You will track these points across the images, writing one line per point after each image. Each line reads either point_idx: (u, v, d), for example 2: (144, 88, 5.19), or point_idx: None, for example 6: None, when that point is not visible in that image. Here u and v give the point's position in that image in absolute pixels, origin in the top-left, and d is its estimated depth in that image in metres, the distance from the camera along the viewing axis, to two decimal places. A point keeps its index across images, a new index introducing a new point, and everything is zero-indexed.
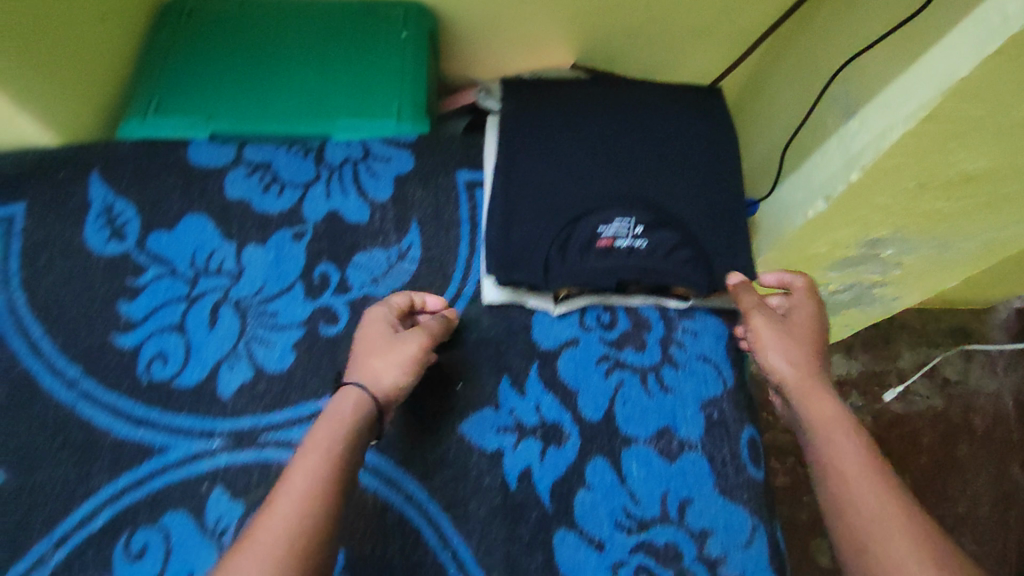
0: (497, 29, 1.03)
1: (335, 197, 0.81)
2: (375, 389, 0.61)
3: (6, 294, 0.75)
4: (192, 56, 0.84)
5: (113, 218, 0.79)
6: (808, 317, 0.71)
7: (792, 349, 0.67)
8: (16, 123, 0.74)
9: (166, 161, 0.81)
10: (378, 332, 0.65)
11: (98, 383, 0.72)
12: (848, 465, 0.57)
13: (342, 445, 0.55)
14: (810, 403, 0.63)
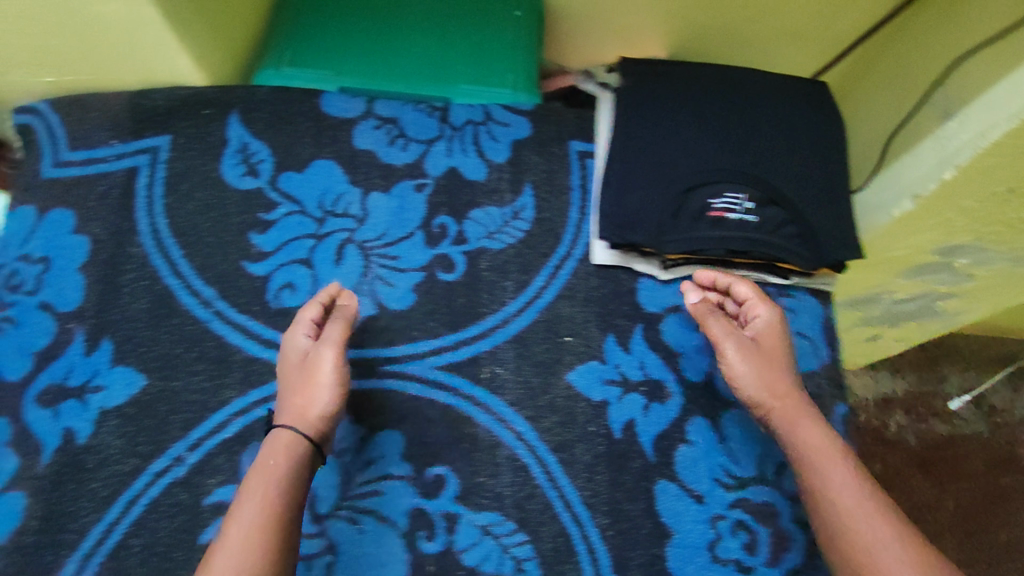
0: (599, 16, 1.07)
1: (455, 155, 0.83)
2: (297, 424, 0.63)
3: (151, 217, 0.80)
4: (322, 12, 0.87)
5: (248, 157, 0.83)
6: (768, 332, 0.70)
7: (764, 378, 0.68)
8: (175, 61, 0.81)
9: (301, 109, 0.85)
10: (291, 363, 0.67)
11: (231, 305, 0.76)
12: (842, 502, 0.59)
13: (285, 472, 0.60)
14: (795, 433, 0.65)
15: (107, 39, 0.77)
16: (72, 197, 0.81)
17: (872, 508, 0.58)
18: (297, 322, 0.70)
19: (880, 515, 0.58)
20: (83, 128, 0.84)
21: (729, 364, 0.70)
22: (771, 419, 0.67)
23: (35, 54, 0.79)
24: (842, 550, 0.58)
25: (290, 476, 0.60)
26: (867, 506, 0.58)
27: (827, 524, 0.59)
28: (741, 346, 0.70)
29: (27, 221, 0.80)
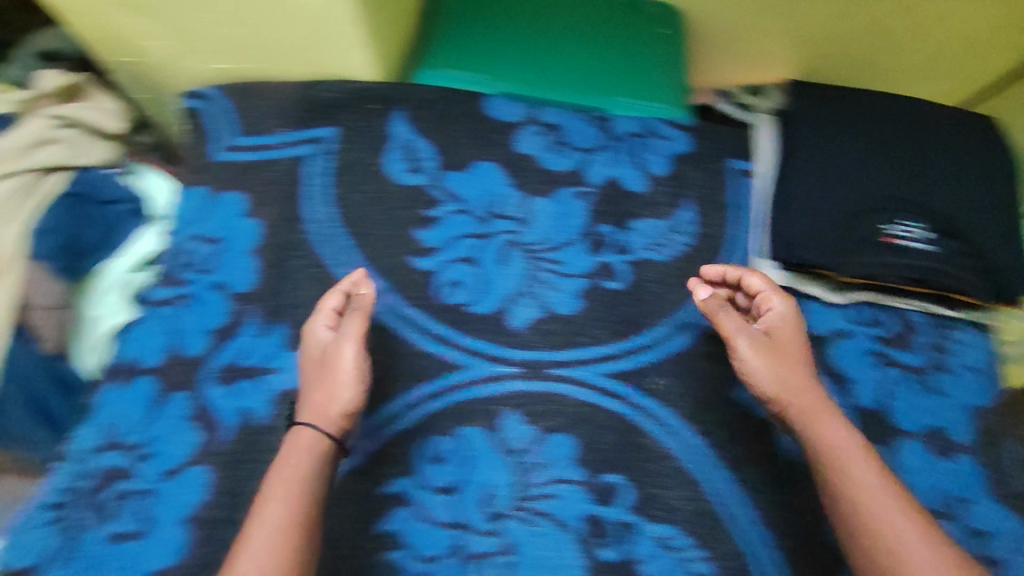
0: (737, 39, 1.06)
1: (618, 165, 0.83)
2: (319, 423, 0.62)
3: (318, 206, 0.81)
4: (479, 26, 0.93)
5: (412, 155, 0.84)
6: (782, 324, 0.68)
7: (786, 377, 0.65)
8: (351, 57, 0.82)
9: (467, 109, 0.85)
10: (313, 358, 0.67)
11: (399, 298, 0.76)
12: (874, 505, 0.56)
13: (308, 470, 0.59)
14: (812, 429, 0.62)
15: (293, 29, 0.79)
16: (246, 182, 0.82)
17: (895, 506, 0.56)
18: (315, 314, 0.69)
19: (899, 513, 0.56)
20: (254, 115, 0.86)
21: (743, 359, 0.67)
22: (789, 414, 0.64)
23: (225, 41, 0.83)
24: (865, 553, 0.55)
25: (310, 472, 0.59)
26: (886, 502, 0.56)
27: (848, 526, 0.57)
28: (757, 343, 0.67)
29: (202, 201, 0.82)
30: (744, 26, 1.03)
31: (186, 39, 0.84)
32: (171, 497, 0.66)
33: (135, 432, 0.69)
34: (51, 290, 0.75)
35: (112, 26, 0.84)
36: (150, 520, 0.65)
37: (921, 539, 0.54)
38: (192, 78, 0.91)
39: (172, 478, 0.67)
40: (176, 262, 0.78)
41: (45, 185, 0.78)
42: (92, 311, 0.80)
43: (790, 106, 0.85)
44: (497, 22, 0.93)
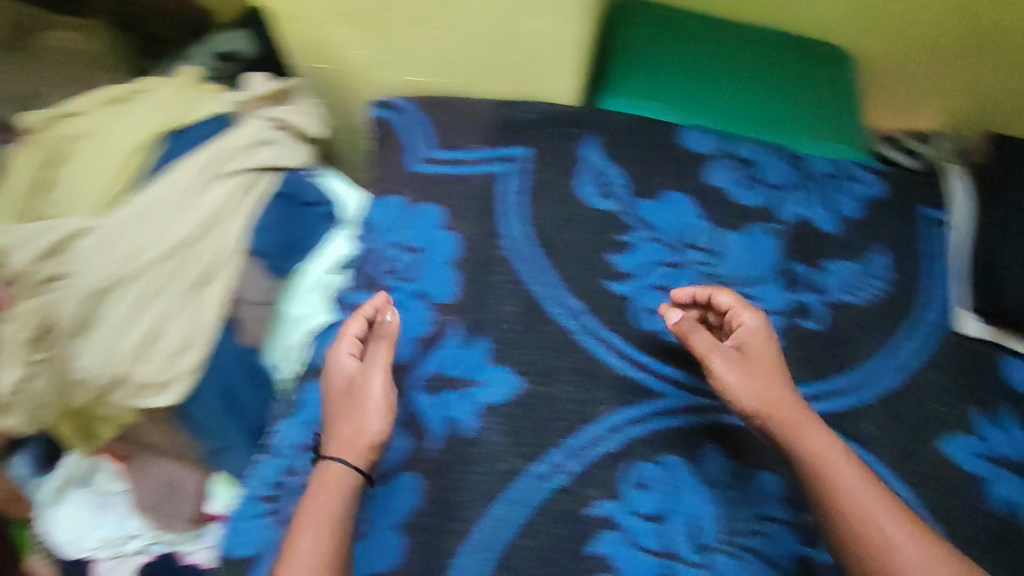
0: (898, 87, 1.05)
1: (812, 206, 0.84)
2: (349, 457, 0.66)
3: (515, 224, 0.82)
4: (656, 56, 0.92)
5: (605, 181, 0.85)
6: (755, 342, 0.70)
7: (762, 395, 0.66)
8: (562, 81, 0.86)
9: (661, 139, 0.87)
10: (342, 384, 0.72)
11: (600, 321, 0.77)
12: (876, 513, 0.59)
13: (335, 503, 0.63)
14: (799, 440, 0.64)
15: (510, 51, 0.82)
16: (442, 195, 0.85)
17: (884, 511, 0.59)
18: (339, 340, 0.73)
19: (889, 515, 0.58)
20: (449, 128, 0.88)
21: (722, 381, 0.68)
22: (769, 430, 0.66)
23: (431, 60, 0.86)
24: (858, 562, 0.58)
25: (335, 503, 0.63)
26: (881, 508, 0.59)
27: (840, 533, 0.60)
28: (732, 365, 0.68)
29: (397, 210, 0.85)
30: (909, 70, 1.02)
31: (391, 53, 0.87)
32: (388, 502, 0.69)
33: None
34: (261, 286, 0.78)
35: (320, 35, 0.87)
36: (368, 522, 0.68)
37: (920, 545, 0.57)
38: (376, 87, 0.93)
39: (381, 483, 0.70)
40: (378, 271, 0.82)
41: (263, 184, 0.80)
42: (291, 310, 0.82)
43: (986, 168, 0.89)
44: (670, 52, 0.92)
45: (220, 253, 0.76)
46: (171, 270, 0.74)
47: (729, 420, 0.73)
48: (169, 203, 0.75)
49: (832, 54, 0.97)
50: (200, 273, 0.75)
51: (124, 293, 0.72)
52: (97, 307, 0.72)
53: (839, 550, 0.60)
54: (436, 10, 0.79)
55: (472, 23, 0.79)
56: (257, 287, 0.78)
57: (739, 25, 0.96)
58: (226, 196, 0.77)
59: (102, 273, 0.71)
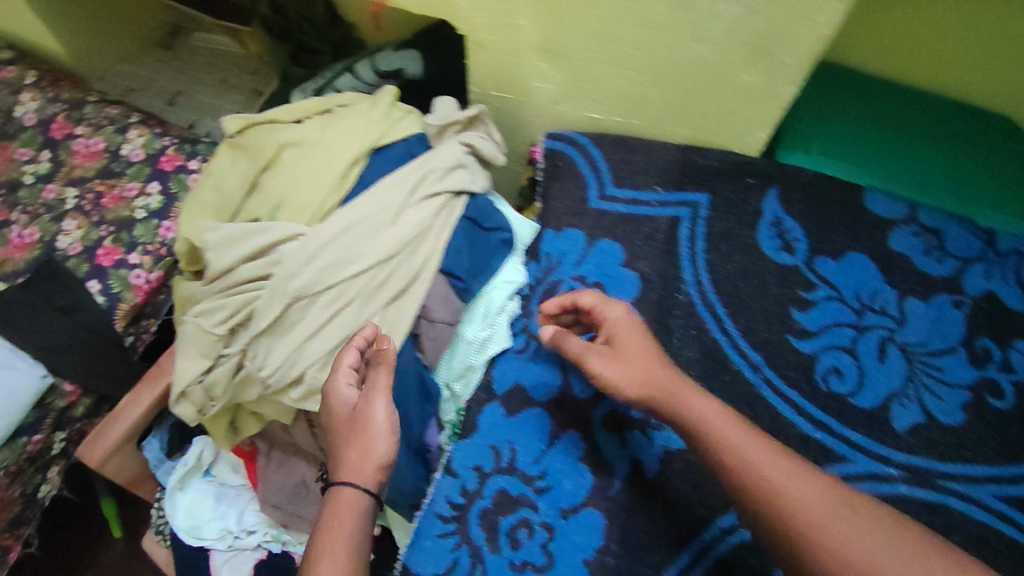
0: None
1: (995, 279, 0.83)
2: (359, 479, 0.64)
3: (694, 271, 0.84)
4: (831, 107, 0.91)
5: (783, 233, 0.86)
6: (620, 326, 0.69)
7: (641, 371, 0.64)
8: (752, 134, 0.84)
9: (845, 200, 0.87)
10: (347, 413, 0.67)
11: (780, 375, 0.78)
12: (743, 456, 0.56)
13: (354, 529, 0.61)
14: (682, 406, 0.62)
15: (706, 99, 0.81)
16: (622, 232, 0.86)
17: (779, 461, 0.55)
18: (338, 367, 0.70)
19: (774, 457, 0.55)
20: (627, 169, 0.90)
21: (608, 370, 0.66)
22: (659, 409, 0.63)
23: (619, 98, 0.87)
24: (784, 533, 0.52)
25: (355, 525, 0.61)
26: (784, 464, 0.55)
27: (764, 508, 0.53)
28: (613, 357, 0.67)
29: (579, 243, 0.87)
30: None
31: (577, 87, 0.88)
32: (570, 536, 0.69)
33: (531, 463, 0.73)
34: (445, 305, 0.79)
35: (510, 69, 0.89)
36: (553, 555, 0.68)
37: (823, 491, 0.53)
38: (556, 120, 0.96)
39: (566, 516, 0.70)
40: None
41: (454, 206, 0.82)
42: (466, 332, 0.82)
43: None
44: (846, 105, 0.92)
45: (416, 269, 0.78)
46: (368, 282, 0.76)
47: (726, 548, 0.67)
48: (372, 216, 0.77)
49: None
50: (396, 288, 0.77)
51: (324, 299, 0.75)
52: (298, 310, 0.76)
53: (760, 529, 0.54)
54: (637, 54, 0.79)
55: (674, 73, 0.79)
56: (443, 306, 0.79)
57: (937, 93, 0.94)
58: (425, 215, 0.79)
59: (308, 278, 0.74)
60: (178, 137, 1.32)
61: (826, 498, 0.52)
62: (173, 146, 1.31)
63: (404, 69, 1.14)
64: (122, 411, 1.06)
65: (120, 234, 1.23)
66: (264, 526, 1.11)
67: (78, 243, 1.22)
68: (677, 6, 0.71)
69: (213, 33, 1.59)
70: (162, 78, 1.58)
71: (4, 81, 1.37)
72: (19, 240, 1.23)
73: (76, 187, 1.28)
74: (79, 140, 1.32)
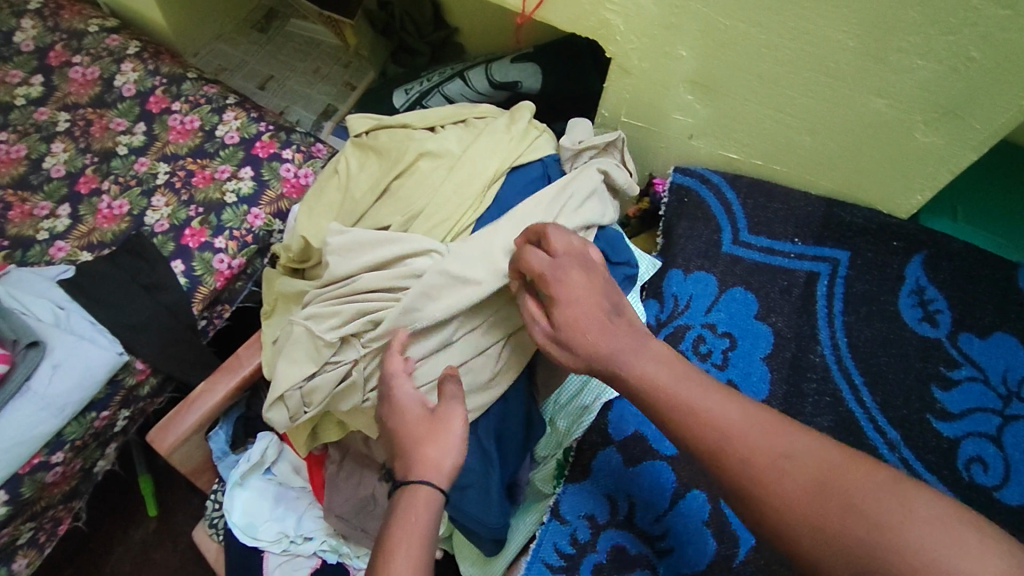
0: None
1: None
2: (434, 475, 0.59)
3: (830, 334, 0.79)
4: (976, 177, 0.89)
5: (926, 302, 0.81)
6: (563, 289, 0.60)
7: (581, 342, 0.59)
8: (907, 197, 0.81)
9: (995, 276, 0.81)
10: (417, 413, 0.63)
11: (918, 456, 0.73)
12: (702, 419, 0.53)
13: (426, 528, 0.56)
14: (626, 371, 0.57)
15: (865, 152, 0.78)
16: (755, 282, 0.83)
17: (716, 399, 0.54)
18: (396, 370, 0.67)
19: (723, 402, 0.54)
20: (766, 215, 0.86)
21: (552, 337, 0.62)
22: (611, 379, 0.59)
23: (766, 141, 0.83)
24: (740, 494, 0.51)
25: (427, 521, 0.56)
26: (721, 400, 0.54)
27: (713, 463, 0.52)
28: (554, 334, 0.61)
29: (709, 288, 0.83)
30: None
31: (723, 125, 0.85)
32: None
33: (652, 521, 0.69)
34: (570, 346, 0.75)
35: (654, 100, 0.86)
36: None
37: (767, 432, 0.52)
38: (685, 154, 0.93)
39: None
40: (688, 348, 0.79)
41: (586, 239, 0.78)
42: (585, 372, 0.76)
43: None
44: (992, 179, 0.89)
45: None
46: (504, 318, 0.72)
47: None
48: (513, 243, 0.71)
49: None
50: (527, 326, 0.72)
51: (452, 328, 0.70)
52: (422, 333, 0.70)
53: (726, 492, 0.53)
54: (803, 100, 0.76)
55: (840, 124, 0.76)
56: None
57: None
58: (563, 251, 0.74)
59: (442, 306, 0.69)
60: (274, 124, 1.30)
61: (787, 444, 0.51)
62: (268, 132, 1.29)
63: (520, 82, 1.13)
64: (195, 400, 1.01)
65: (208, 217, 1.21)
66: (323, 533, 1.03)
67: (166, 220, 1.21)
68: (868, 57, 0.67)
69: (310, 21, 1.55)
70: (254, 60, 1.55)
71: (107, 48, 1.37)
72: (109, 211, 1.22)
73: (168, 163, 1.27)
74: (175, 116, 1.31)
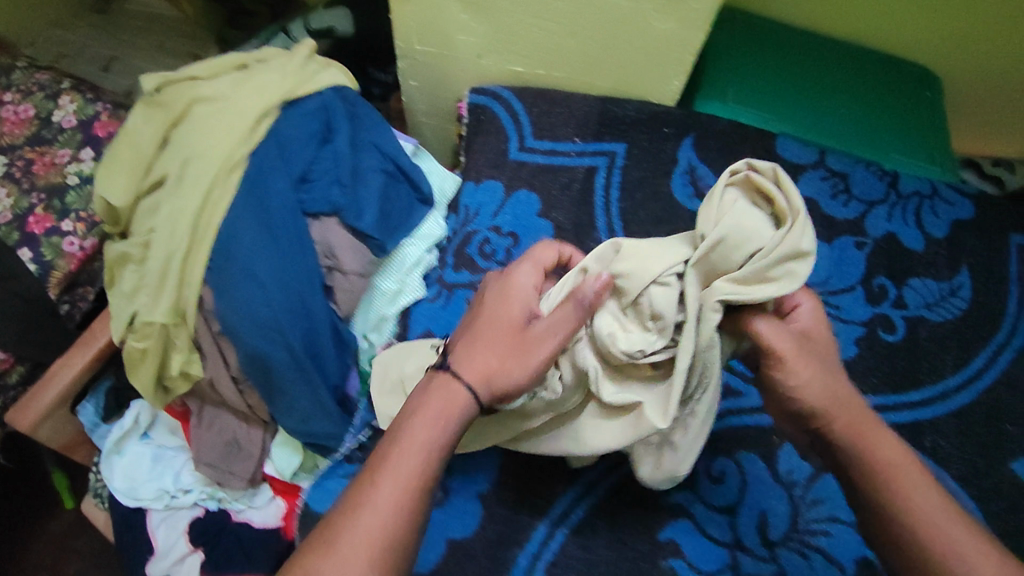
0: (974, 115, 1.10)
1: (896, 221, 0.87)
2: (476, 384, 0.58)
3: (608, 221, 0.85)
4: (742, 61, 0.97)
5: (696, 180, 0.88)
6: (816, 326, 0.60)
7: (844, 391, 0.56)
8: (667, 82, 0.87)
9: (756, 148, 0.89)
10: (512, 320, 0.61)
11: None
12: (941, 523, 0.51)
13: (438, 439, 0.55)
14: (876, 448, 0.55)
15: (619, 46, 0.83)
16: (539, 182, 0.87)
17: (943, 509, 0.52)
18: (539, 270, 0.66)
19: (930, 488, 0.53)
20: (548, 120, 0.90)
21: (804, 377, 0.56)
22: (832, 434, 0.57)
23: (537, 48, 0.88)
24: None
25: (435, 436, 0.55)
26: (924, 485, 0.53)
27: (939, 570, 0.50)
28: (797, 353, 0.56)
29: (497, 194, 0.86)
30: (988, 99, 1.06)
31: (500, 40, 0.90)
32: (469, 472, 0.72)
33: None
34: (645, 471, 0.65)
35: (434, 23, 0.90)
36: (449, 489, 0.70)
37: (967, 527, 0.51)
38: (479, 75, 0.97)
39: (464, 454, 0.72)
40: (474, 251, 0.83)
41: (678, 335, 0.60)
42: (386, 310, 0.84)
43: None
44: (756, 59, 0.98)
45: (322, 211, 0.79)
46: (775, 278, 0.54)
47: (586, 501, 0.71)
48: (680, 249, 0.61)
49: (914, 70, 1.01)
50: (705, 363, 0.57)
51: (711, 266, 0.56)
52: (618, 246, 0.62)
53: None
54: (555, 4, 0.80)
55: (588, 20, 0.81)
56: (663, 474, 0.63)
57: (844, 49, 1.01)
58: None
59: (746, 218, 0.55)
60: (111, 103, 1.30)
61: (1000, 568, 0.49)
62: (106, 111, 1.29)
63: (334, 28, 1.16)
64: (51, 377, 1.03)
65: (52, 202, 1.22)
66: (201, 485, 1.09)
67: (9, 211, 1.21)
68: None
69: None
70: (94, 43, 1.52)
71: None
72: None
73: (5, 155, 1.26)
74: (8, 108, 1.30)
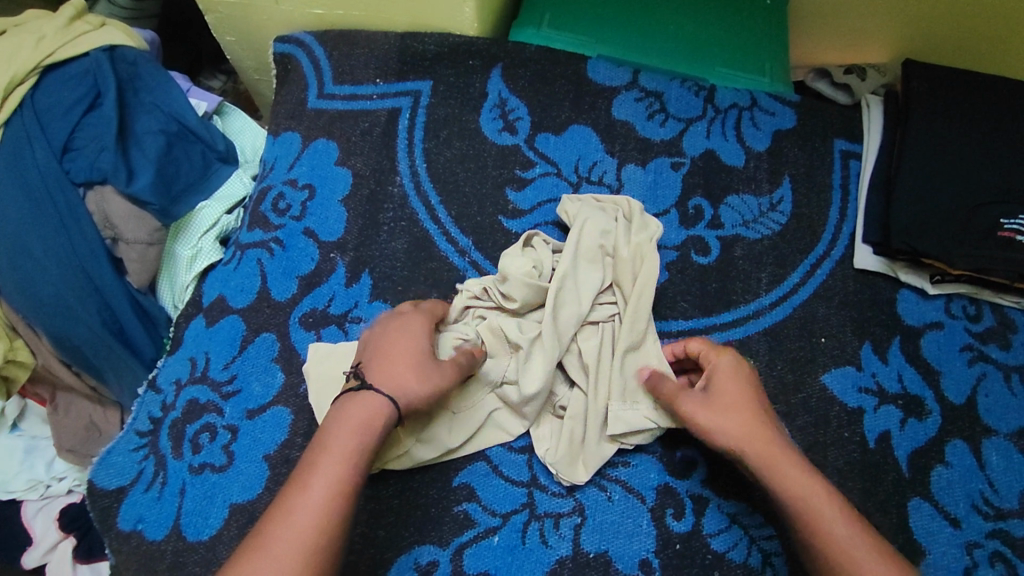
0: (825, 20, 1.01)
1: (715, 137, 0.83)
2: (396, 396, 0.60)
3: (410, 164, 0.81)
4: None
5: (506, 112, 0.83)
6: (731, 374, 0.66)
7: (742, 424, 0.62)
8: (460, 10, 0.82)
9: (567, 73, 0.85)
10: (419, 344, 0.64)
11: (486, 257, 0.78)
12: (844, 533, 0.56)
13: (363, 443, 0.57)
14: (778, 472, 0.59)
15: None
16: (337, 129, 0.83)
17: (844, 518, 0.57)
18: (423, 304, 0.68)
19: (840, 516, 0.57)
20: (348, 64, 0.85)
21: (705, 419, 0.63)
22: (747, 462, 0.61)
23: None
24: None
25: (363, 444, 0.57)
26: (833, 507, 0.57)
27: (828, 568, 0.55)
28: (703, 405, 0.64)
29: (293, 146, 0.83)
30: None
31: None
32: (256, 435, 0.70)
33: (221, 370, 0.73)
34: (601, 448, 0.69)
35: None
36: (232, 455, 0.69)
37: (866, 531, 0.56)
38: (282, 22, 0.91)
39: (252, 418, 0.71)
40: (268, 207, 0.80)
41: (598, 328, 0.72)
42: (181, 275, 0.81)
43: (883, 107, 0.85)
44: None
45: (92, 179, 0.75)
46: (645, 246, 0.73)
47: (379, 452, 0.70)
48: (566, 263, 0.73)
49: None
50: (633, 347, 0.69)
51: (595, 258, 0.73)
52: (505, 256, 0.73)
53: None
54: None
55: None
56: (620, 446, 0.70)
57: None
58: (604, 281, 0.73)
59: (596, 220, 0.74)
60: None
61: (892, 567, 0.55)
62: None
63: None
64: None
65: None
66: (76, 471, 0.96)
67: None
68: None
69: None
70: None
71: None
72: None
73: None
74: None
